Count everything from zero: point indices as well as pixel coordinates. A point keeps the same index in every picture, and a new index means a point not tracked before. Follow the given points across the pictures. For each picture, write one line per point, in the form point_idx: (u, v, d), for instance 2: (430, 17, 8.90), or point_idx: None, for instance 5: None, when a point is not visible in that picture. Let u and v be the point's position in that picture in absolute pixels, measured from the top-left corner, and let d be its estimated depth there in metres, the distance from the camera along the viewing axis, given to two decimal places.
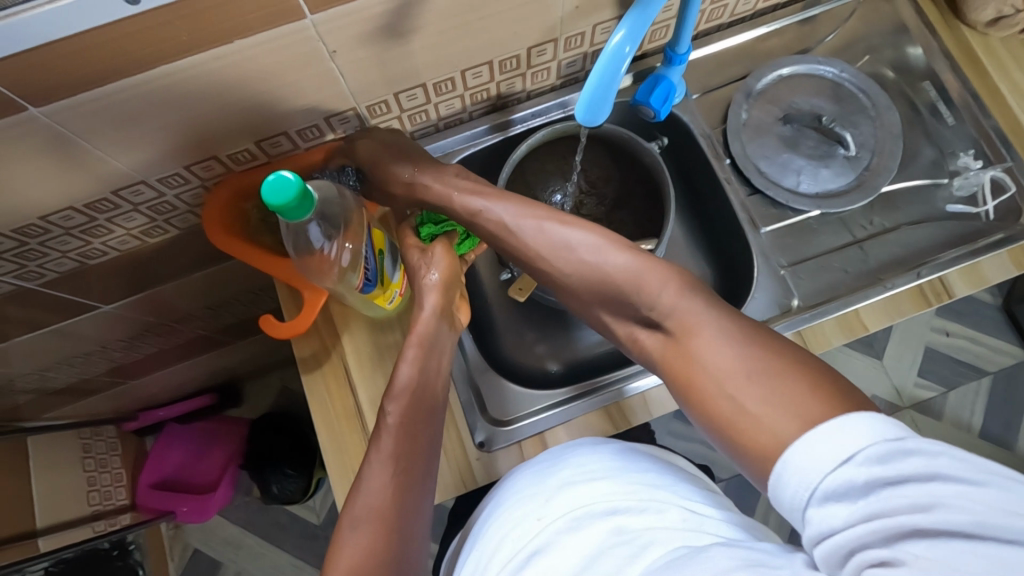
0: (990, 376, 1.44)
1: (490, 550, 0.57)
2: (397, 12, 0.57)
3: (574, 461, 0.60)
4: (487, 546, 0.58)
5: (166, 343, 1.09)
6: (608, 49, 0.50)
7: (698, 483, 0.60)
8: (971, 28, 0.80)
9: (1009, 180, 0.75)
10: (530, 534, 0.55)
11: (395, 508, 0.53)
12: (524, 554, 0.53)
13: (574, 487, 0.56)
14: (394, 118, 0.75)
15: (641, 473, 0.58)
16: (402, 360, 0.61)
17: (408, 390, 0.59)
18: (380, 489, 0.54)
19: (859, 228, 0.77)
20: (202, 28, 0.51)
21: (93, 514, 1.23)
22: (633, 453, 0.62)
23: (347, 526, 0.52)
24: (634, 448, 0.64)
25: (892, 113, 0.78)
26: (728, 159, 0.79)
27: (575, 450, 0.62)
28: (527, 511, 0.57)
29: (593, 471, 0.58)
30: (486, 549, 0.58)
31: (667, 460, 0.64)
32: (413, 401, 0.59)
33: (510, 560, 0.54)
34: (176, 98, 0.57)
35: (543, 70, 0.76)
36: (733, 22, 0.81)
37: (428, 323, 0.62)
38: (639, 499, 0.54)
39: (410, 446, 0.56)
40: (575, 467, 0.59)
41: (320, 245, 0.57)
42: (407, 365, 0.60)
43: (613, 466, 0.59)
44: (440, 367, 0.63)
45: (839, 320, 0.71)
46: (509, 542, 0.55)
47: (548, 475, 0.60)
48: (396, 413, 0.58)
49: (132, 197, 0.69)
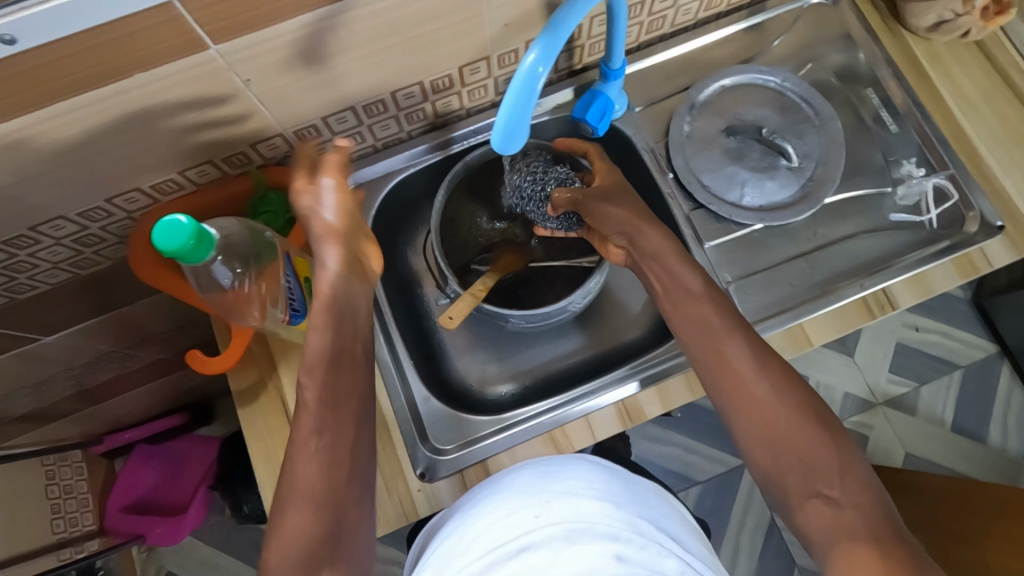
0: (962, 369, 1.39)
1: (468, 543, 0.52)
2: (312, 38, 0.56)
3: (581, 475, 0.55)
4: (464, 541, 0.52)
5: (123, 368, 1.05)
6: (520, 70, 0.48)
7: (694, 535, 0.58)
8: (914, 33, 0.80)
9: (952, 187, 0.74)
10: (519, 530, 0.49)
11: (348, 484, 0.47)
12: (509, 552, 0.48)
13: (579, 498, 0.51)
14: (327, 141, 0.73)
15: (645, 509, 0.54)
16: (311, 328, 0.50)
17: (320, 360, 0.49)
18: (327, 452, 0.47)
19: (804, 240, 0.76)
20: (98, 64, 0.48)
21: (58, 543, 1.14)
22: (639, 493, 0.58)
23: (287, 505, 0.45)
24: (642, 482, 0.60)
25: (836, 122, 0.77)
26: (671, 173, 0.78)
27: (585, 466, 0.57)
28: (522, 507, 0.51)
29: (600, 490, 0.53)
30: (464, 540, 0.53)
31: (669, 504, 0.61)
32: (338, 372, 0.49)
33: (491, 556, 0.49)
34: (83, 134, 0.55)
35: (480, 87, 0.75)
36: (674, 32, 0.81)
37: (333, 280, 0.52)
38: (642, 535, 0.50)
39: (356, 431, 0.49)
40: (581, 479, 0.55)
41: (229, 282, 0.54)
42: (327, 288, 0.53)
43: (620, 495, 0.54)
44: (356, 330, 0.52)
45: (784, 335, 0.70)
46: (493, 535, 0.50)
47: (550, 479, 0.55)
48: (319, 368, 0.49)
49: (53, 231, 0.66)
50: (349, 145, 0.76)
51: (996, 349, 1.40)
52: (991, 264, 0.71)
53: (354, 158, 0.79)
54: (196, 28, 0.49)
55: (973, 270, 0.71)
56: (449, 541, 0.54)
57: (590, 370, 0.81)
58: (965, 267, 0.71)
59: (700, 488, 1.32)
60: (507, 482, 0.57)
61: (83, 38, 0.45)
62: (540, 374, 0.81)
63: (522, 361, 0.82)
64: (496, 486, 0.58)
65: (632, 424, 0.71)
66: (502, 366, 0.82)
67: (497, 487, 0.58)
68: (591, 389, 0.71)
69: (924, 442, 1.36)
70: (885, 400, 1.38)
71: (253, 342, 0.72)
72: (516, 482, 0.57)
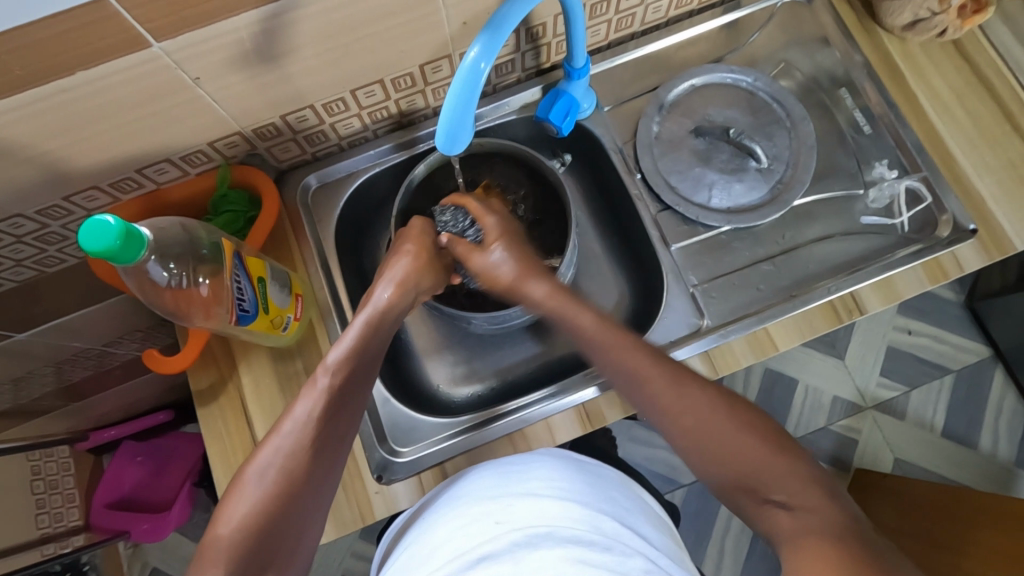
0: (953, 373, 1.37)
1: (430, 553, 0.50)
2: (263, 35, 0.55)
3: (543, 476, 0.55)
4: (427, 548, 0.51)
5: (98, 367, 1.03)
6: (463, 65, 0.47)
7: (661, 529, 0.56)
8: (889, 33, 0.78)
9: (925, 190, 0.73)
10: (479, 538, 0.47)
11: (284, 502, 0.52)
12: (469, 561, 0.46)
13: (540, 501, 0.50)
14: (290, 139, 0.73)
15: (609, 505, 0.53)
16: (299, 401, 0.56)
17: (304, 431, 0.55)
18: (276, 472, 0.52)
19: (772, 243, 0.75)
20: (39, 61, 0.48)
21: (42, 538, 1.13)
22: (604, 484, 0.57)
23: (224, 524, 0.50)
24: (603, 474, 0.59)
25: (807, 123, 0.76)
26: (638, 174, 0.77)
27: (547, 466, 0.57)
28: (483, 514, 0.50)
29: (562, 491, 0.52)
30: (426, 549, 0.51)
31: (635, 496, 0.59)
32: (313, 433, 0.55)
33: (452, 565, 0.46)
34: (32, 132, 0.55)
35: (444, 86, 0.74)
36: (645, 30, 0.80)
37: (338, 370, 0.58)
38: (605, 536, 0.48)
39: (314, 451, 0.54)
40: (544, 481, 0.54)
41: (167, 282, 0.55)
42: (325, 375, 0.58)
43: (581, 490, 0.53)
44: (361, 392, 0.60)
45: (749, 339, 0.69)
46: (454, 544, 0.48)
47: (513, 482, 0.54)
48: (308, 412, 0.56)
49: (13, 229, 0.66)
50: (313, 144, 0.76)
51: (988, 352, 1.38)
52: (962, 269, 0.70)
53: (319, 157, 0.79)
54: (136, 25, 0.49)
55: (943, 275, 0.70)
56: (413, 550, 0.52)
57: (557, 372, 0.81)
58: (935, 272, 0.70)
59: (686, 491, 1.30)
60: (470, 487, 0.56)
61: (20, 34, 0.45)
62: (506, 376, 0.81)
63: (489, 362, 0.81)
64: (459, 493, 0.56)
65: (593, 427, 0.70)
66: (469, 367, 0.81)
67: (460, 492, 0.56)
68: (552, 392, 0.70)
69: (912, 446, 1.34)
70: (874, 404, 1.36)
71: (214, 342, 0.72)
72: (478, 486, 0.55)
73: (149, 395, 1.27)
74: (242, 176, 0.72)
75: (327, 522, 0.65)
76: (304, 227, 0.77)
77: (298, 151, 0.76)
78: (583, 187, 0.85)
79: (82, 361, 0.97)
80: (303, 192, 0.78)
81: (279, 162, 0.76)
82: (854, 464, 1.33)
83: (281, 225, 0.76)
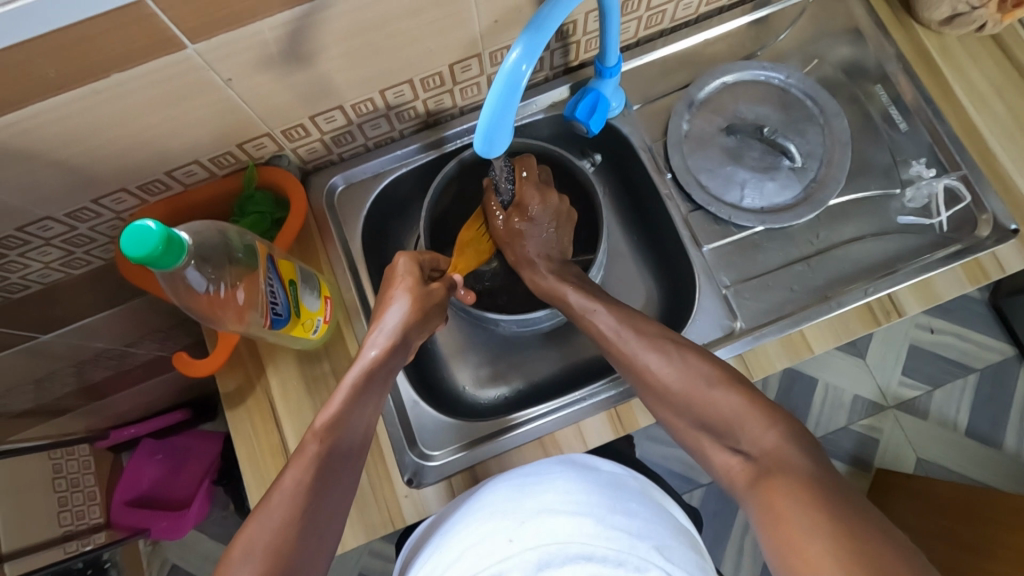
0: (978, 373, 1.35)
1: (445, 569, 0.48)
2: (293, 35, 0.55)
3: (559, 486, 0.52)
4: (448, 557, 0.50)
5: (120, 367, 1.03)
6: (503, 67, 0.46)
7: (684, 538, 0.52)
8: (925, 27, 0.77)
9: (964, 188, 0.71)
10: (490, 557, 0.46)
11: (297, 534, 0.50)
12: None
13: (556, 516, 0.48)
14: (316, 140, 0.73)
15: (628, 517, 0.49)
16: (302, 447, 0.55)
17: (315, 463, 0.54)
18: (291, 497, 0.51)
19: (805, 243, 0.74)
20: (72, 62, 0.48)
21: (65, 535, 1.13)
22: (621, 491, 0.54)
23: (237, 561, 0.48)
24: (622, 483, 0.56)
25: (841, 119, 0.75)
26: (668, 173, 0.76)
27: (564, 476, 0.54)
28: (496, 530, 0.48)
29: (579, 503, 0.49)
30: (445, 562, 0.49)
31: (655, 505, 0.56)
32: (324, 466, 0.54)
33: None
34: (64, 134, 0.54)
35: (472, 85, 0.74)
36: (674, 27, 0.78)
37: (340, 407, 0.57)
38: (619, 551, 0.45)
39: (328, 476, 0.54)
40: (559, 492, 0.51)
41: (204, 288, 0.54)
42: (347, 389, 0.58)
43: (598, 501, 0.50)
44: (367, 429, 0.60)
45: (783, 341, 0.68)
46: (467, 560, 0.47)
47: (524, 497, 0.51)
48: (322, 440, 0.55)
49: (42, 232, 0.66)
50: (340, 145, 0.75)
51: (1014, 351, 1.35)
52: (1004, 269, 0.68)
53: (346, 157, 0.78)
54: (170, 25, 0.48)
55: (984, 276, 0.68)
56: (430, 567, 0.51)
57: (586, 373, 0.80)
58: (975, 272, 0.68)
59: (706, 491, 1.29)
60: (488, 498, 0.54)
61: (56, 36, 0.45)
62: (533, 378, 0.81)
63: (515, 365, 0.81)
64: (477, 503, 0.55)
65: (625, 431, 0.69)
66: (495, 368, 0.81)
67: (477, 506, 0.55)
68: (583, 394, 0.70)
69: (935, 445, 1.32)
70: (896, 404, 1.34)
71: (241, 343, 0.71)
72: (492, 500, 0.54)
73: (168, 394, 1.27)
74: (268, 177, 0.72)
75: (357, 525, 0.65)
76: (330, 229, 0.76)
77: (324, 152, 0.76)
78: (612, 187, 0.84)
79: (106, 360, 0.97)
80: (330, 193, 0.78)
81: (305, 163, 0.76)
82: (875, 464, 1.31)
83: (308, 227, 0.76)
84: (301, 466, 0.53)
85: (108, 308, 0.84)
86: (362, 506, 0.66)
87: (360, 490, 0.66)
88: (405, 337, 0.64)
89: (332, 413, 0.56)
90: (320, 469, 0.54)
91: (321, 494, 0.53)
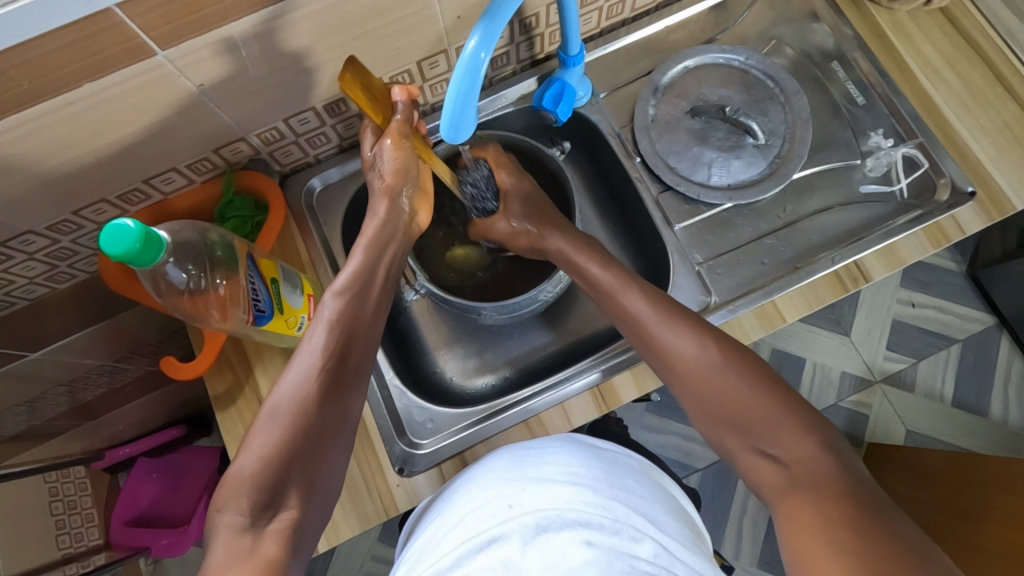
0: (960, 344, 1.38)
1: (441, 539, 0.48)
2: (262, 39, 0.56)
3: (558, 458, 0.52)
4: (445, 526, 0.50)
5: (113, 382, 1.03)
6: (462, 56, 0.48)
7: (678, 516, 0.54)
8: (877, 5, 0.80)
9: (921, 156, 0.74)
10: (491, 521, 0.46)
11: (319, 394, 0.51)
12: (481, 543, 0.45)
13: (554, 485, 0.48)
14: (291, 143, 0.74)
15: (625, 492, 0.51)
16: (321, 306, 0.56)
17: (328, 322, 0.55)
18: (308, 365, 0.52)
19: (773, 217, 0.76)
20: (45, 74, 0.49)
21: (64, 557, 1.09)
22: (620, 467, 0.55)
23: (267, 414, 0.50)
24: (621, 460, 0.57)
25: (801, 96, 0.78)
26: (638, 158, 0.78)
27: (563, 450, 0.54)
28: (496, 496, 0.48)
29: (577, 474, 0.50)
30: (441, 530, 0.49)
31: (654, 483, 0.57)
32: (343, 333, 0.54)
33: (467, 547, 0.45)
34: (45, 144, 0.56)
35: (441, 82, 0.76)
36: (635, 16, 0.81)
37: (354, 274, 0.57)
38: (615, 521, 0.46)
39: (346, 345, 0.54)
40: (557, 464, 0.51)
41: (184, 284, 0.56)
42: (354, 262, 0.58)
43: (595, 475, 0.51)
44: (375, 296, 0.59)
45: (757, 313, 0.70)
46: (467, 525, 0.47)
47: (527, 465, 0.51)
48: (335, 307, 0.55)
49: (25, 246, 0.67)
50: (315, 146, 0.77)
51: (993, 320, 1.38)
52: (964, 231, 0.70)
53: (322, 158, 0.80)
54: (140, 33, 0.49)
55: (945, 238, 0.70)
56: (427, 535, 0.51)
57: (570, 357, 0.82)
58: (936, 235, 0.71)
59: (702, 475, 1.30)
60: (487, 467, 0.54)
61: (29, 47, 0.46)
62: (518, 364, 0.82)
63: (500, 353, 0.83)
64: (476, 473, 0.55)
65: (608, 408, 0.71)
66: (482, 359, 0.83)
67: (478, 472, 0.55)
68: (567, 374, 0.71)
69: (923, 417, 1.35)
70: (883, 377, 1.37)
71: (228, 345, 0.73)
72: (494, 466, 0.54)
73: (160, 410, 1.27)
74: (245, 183, 0.74)
75: (352, 517, 0.66)
76: (310, 230, 0.78)
77: (300, 154, 0.78)
78: (585, 173, 0.86)
79: (97, 377, 0.97)
80: (308, 194, 0.80)
81: (282, 167, 0.78)
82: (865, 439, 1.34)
83: (289, 230, 0.77)
84: (316, 333, 0.54)
85: (97, 321, 0.85)
86: (355, 498, 0.67)
87: (351, 481, 0.67)
88: (397, 198, 0.62)
89: (342, 283, 0.57)
90: (337, 339, 0.54)
91: (334, 364, 0.53)
